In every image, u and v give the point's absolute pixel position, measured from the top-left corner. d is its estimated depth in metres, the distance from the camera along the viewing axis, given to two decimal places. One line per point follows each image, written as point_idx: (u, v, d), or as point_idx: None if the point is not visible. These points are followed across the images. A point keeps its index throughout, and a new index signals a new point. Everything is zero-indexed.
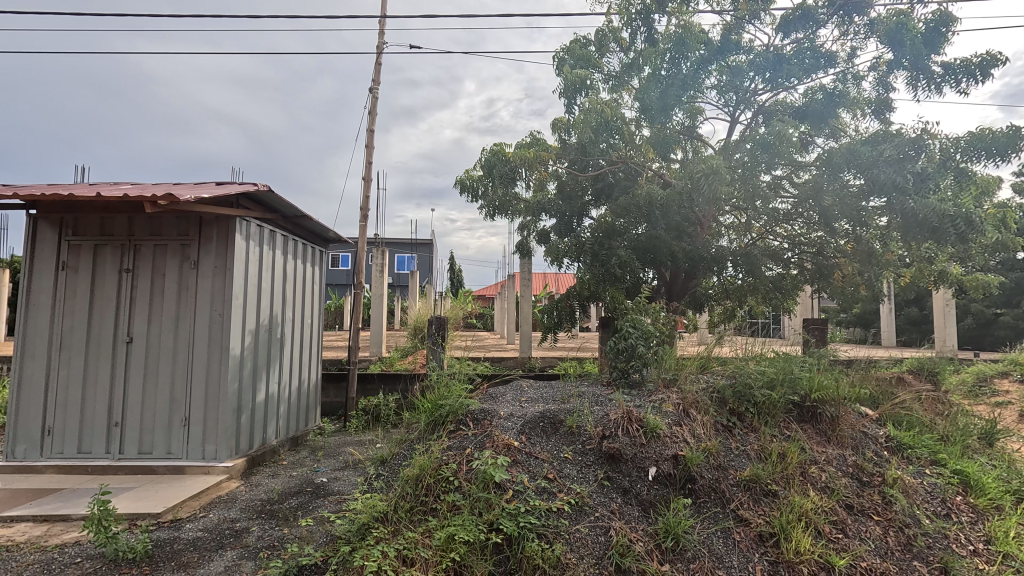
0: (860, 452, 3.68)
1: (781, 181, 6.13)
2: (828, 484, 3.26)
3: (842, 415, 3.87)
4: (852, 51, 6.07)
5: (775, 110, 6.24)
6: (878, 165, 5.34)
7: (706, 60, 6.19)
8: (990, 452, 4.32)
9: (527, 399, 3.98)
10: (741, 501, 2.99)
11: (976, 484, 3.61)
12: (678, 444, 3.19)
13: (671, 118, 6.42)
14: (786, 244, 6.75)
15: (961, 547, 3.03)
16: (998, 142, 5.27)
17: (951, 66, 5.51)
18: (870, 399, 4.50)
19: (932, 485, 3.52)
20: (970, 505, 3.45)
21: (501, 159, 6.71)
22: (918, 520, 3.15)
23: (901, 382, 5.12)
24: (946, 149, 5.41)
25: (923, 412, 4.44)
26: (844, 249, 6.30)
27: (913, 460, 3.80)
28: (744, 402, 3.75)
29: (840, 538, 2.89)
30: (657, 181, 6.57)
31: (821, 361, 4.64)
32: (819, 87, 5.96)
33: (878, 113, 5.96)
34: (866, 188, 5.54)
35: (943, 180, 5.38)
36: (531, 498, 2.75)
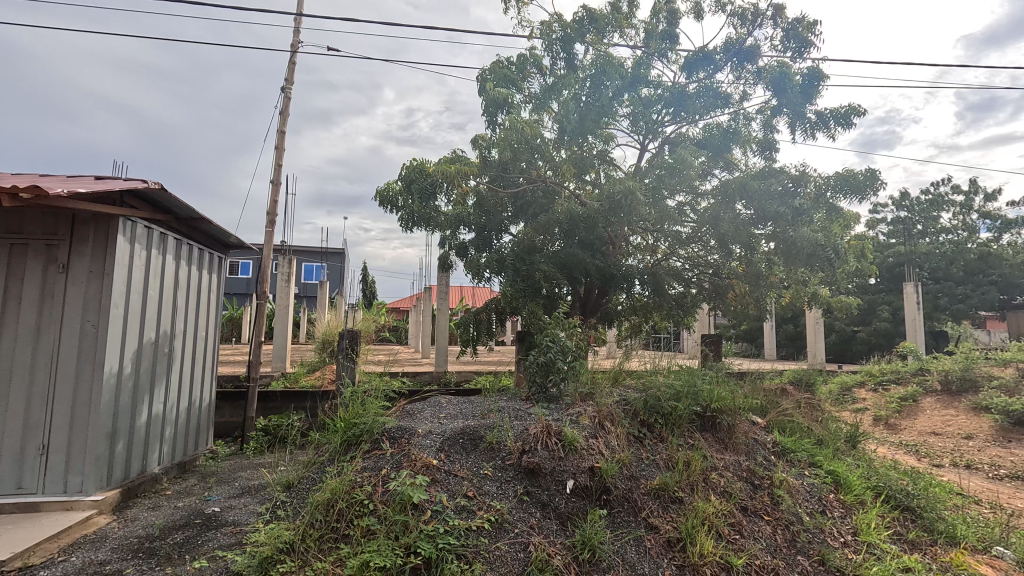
0: (752, 458, 4.02)
1: (684, 207, 6.63)
2: (725, 489, 3.51)
3: (736, 424, 4.20)
4: (744, 95, 6.79)
5: (680, 141, 6.76)
6: (765, 197, 5.95)
7: (620, 90, 6.58)
8: (854, 453, 4.93)
9: (446, 416, 3.90)
10: (651, 509, 3.13)
11: (845, 482, 4.07)
12: (594, 456, 3.28)
13: (587, 142, 6.74)
14: (687, 265, 7.23)
15: (835, 540, 3.39)
16: (859, 184, 6.09)
17: (822, 114, 6.33)
18: (760, 409, 4.95)
19: (810, 485, 3.92)
20: (840, 501, 3.88)
21: (421, 172, 6.61)
22: (800, 517, 3.49)
23: (784, 392, 5.69)
24: (819, 185, 6.17)
25: (803, 419, 4.96)
26: (737, 271, 6.87)
27: (795, 463, 4.23)
28: (654, 415, 3.95)
29: (737, 539, 3.12)
30: (574, 201, 6.84)
31: (718, 374, 5.05)
32: (717, 124, 6.57)
33: (765, 152, 6.67)
34: (754, 217, 6.15)
35: (816, 214, 6.15)
36: (450, 517, 2.69)
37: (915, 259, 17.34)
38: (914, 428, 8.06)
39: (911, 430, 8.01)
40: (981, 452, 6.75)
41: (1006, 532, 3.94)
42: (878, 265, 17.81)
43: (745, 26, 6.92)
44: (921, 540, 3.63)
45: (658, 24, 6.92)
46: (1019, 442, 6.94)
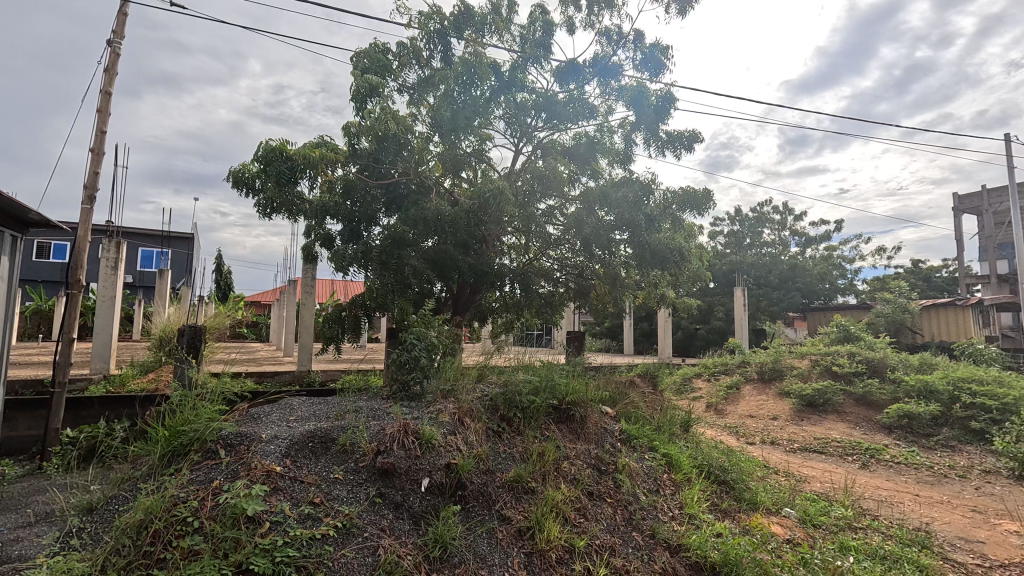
0: (600, 445, 4.35)
1: (553, 210, 6.94)
2: (574, 476, 3.76)
3: (588, 414, 4.53)
4: (608, 109, 7.32)
5: (551, 146, 7.07)
6: (623, 205, 6.49)
7: (496, 91, 6.71)
8: (686, 436, 5.60)
9: (296, 418, 3.64)
10: (504, 501, 3.23)
11: (676, 462, 4.60)
12: (452, 452, 3.30)
13: (461, 140, 6.78)
14: (556, 265, 7.59)
15: (665, 514, 3.80)
16: (698, 199, 6.91)
17: (672, 134, 7.07)
18: (611, 400, 5.40)
19: (648, 467, 4.37)
20: (671, 479, 4.37)
21: (281, 155, 6.08)
22: (638, 497, 3.85)
23: (633, 384, 6.27)
24: (666, 199, 6.89)
25: (646, 408, 5.51)
26: (598, 273, 7.38)
27: (637, 448, 4.67)
28: (513, 408, 4.09)
29: (581, 522, 3.35)
30: (447, 198, 6.84)
31: (575, 369, 5.42)
32: (584, 134, 7.01)
33: (625, 164, 7.27)
34: (614, 223, 6.64)
35: (664, 224, 6.84)
36: (291, 527, 2.51)
37: (743, 267, 20.29)
38: (736, 412, 9.43)
39: (734, 414, 9.35)
40: (782, 430, 8.11)
41: (793, 495, 4.76)
42: (715, 272, 20.53)
43: (610, 46, 7.46)
44: (731, 508, 4.23)
45: (534, 31, 7.18)
46: (808, 420, 8.47)
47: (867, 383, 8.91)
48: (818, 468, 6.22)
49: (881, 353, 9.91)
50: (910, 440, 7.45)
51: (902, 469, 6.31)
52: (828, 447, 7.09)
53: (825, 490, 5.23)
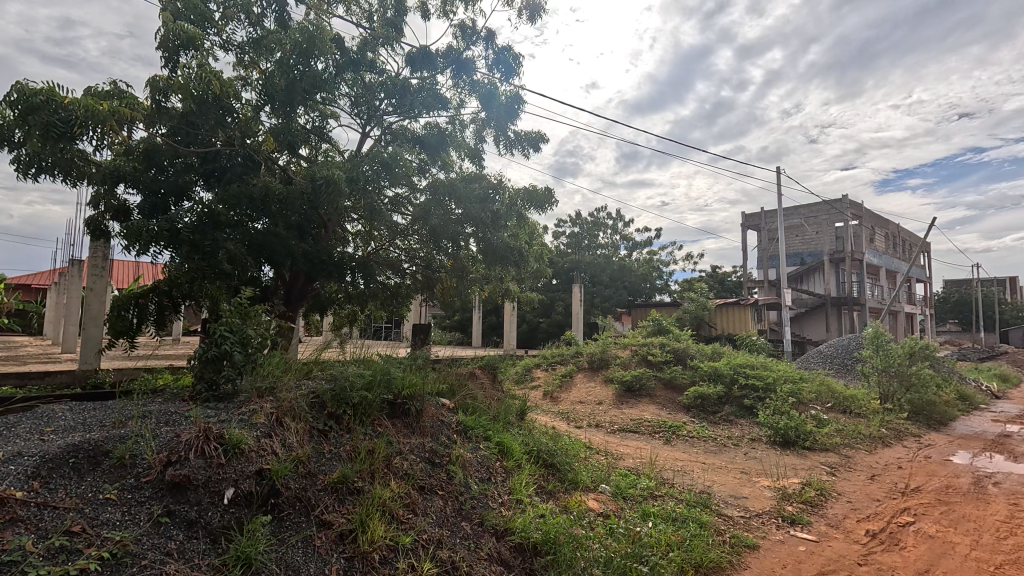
0: (436, 438, 4.32)
1: (400, 199, 6.66)
2: (405, 471, 3.66)
3: (424, 408, 4.47)
4: (460, 102, 7.29)
5: (401, 132, 6.78)
6: (469, 200, 6.50)
7: (340, 67, 6.24)
8: (521, 424, 5.87)
9: (56, 430, 2.95)
10: (325, 505, 3.00)
11: (509, 450, 4.77)
12: (264, 457, 2.97)
13: (297, 113, 6.16)
14: (403, 256, 7.35)
15: (495, 501, 3.90)
16: (541, 199, 7.26)
17: (519, 135, 7.31)
18: (450, 391, 5.44)
19: (481, 456, 4.45)
20: (503, 466, 4.52)
21: (50, 103, 4.86)
22: (469, 487, 3.90)
23: (473, 375, 6.38)
24: (511, 196, 7.10)
25: (484, 399, 5.66)
26: (445, 266, 7.30)
27: (473, 438, 4.75)
28: (342, 405, 3.84)
29: (409, 518, 3.27)
30: (279, 176, 6.20)
31: (413, 363, 5.37)
32: (435, 124, 6.88)
33: (474, 159, 7.32)
34: (461, 217, 6.57)
35: (509, 221, 7.03)
36: (32, 567, 1.99)
37: (581, 266, 22.16)
38: (568, 399, 10.24)
39: (566, 400, 10.15)
40: (606, 413, 9.03)
41: (609, 472, 5.29)
42: (557, 269, 22.16)
43: (464, 39, 7.45)
44: (556, 489, 4.53)
45: (385, 10, 6.86)
46: (627, 403, 9.56)
47: (673, 369, 10.36)
48: (631, 445, 7.04)
49: (685, 344, 11.62)
50: (702, 417, 8.86)
51: (695, 442, 7.46)
52: (640, 427, 8.07)
53: (635, 465, 5.92)
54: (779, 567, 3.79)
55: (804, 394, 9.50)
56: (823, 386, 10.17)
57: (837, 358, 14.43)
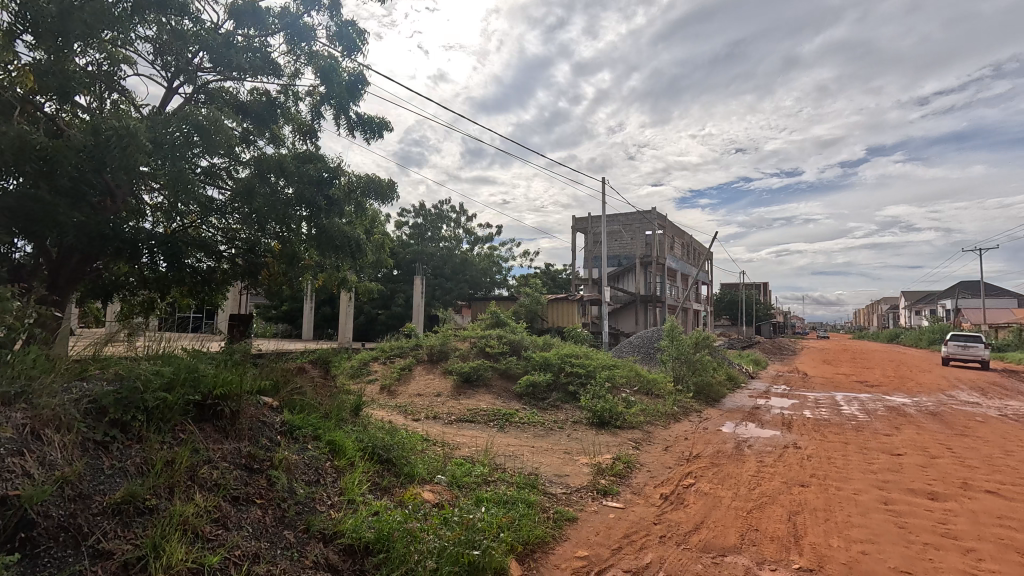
0: (255, 442, 3.86)
1: (218, 169, 5.73)
2: (215, 482, 3.21)
3: (242, 408, 3.97)
4: (295, 71, 6.57)
5: (219, 94, 5.83)
6: (302, 180, 5.91)
7: (141, 4, 5.16)
8: (355, 420, 5.58)
9: None
10: (102, 533, 2.48)
11: (340, 448, 4.49)
12: (11, 481, 2.36)
13: (74, 50, 4.90)
14: (219, 237, 6.25)
15: (322, 504, 3.62)
16: (383, 187, 6.88)
17: (362, 117, 6.70)
18: (273, 388, 4.94)
19: (309, 457, 4.11)
20: (334, 467, 4.23)
21: None
22: (294, 492, 3.56)
23: (302, 370, 5.86)
24: (349, 182, 6.60)
25: (314, 395, 5.25)
26: (273, 250, 6.37)
27: (300, 438, 4.35)
28: (131, 411, 3.20)
29: (219, 533, 2.88)
30: (45, 127, 4.95)
31: (226, 360, 4.78)
32: (264, 91, 6.10)
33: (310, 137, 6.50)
34: (291, 197, 5.91)
35: (347, 207, 6.57)
36: None
37: (423, 258, 21.99)
38: (406, 392, 10.10)
39: (404, 394, 9.98)
40: (443, 404, 9.11)
41: (445, 462, 5.34)
42: (399, 259, 21.67)
43: (302, 4, 6.78)
44: (390, 485, 4.41)
45: None
46: (464, 394, 9.78)
47: (508, 360, 10.90)
48: (467, 435, 7.22)
49: (519, 336, 12.30)
50: (532, 404, 9.48)
51: (525, 427, 7.95)
52: (476, 416, 8.32)
53: (470, 453, 6.08)
54: (593, 534, 4.25)
55: (617, 380, 10.80)
56: (632, 372, 11.68)
57: (643, 347, 16.70)
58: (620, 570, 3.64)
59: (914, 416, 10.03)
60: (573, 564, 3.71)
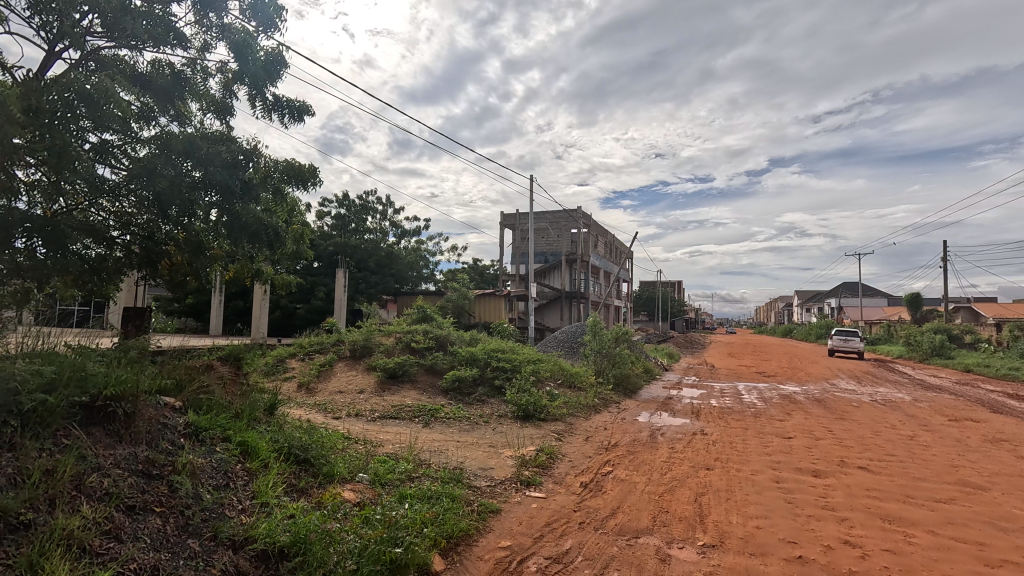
0: (154, 446, 3.53)
1: (110, 146, 5.15)
2: (106, 491, 2.93)
3: (138, 410, 3.63)
4: (204, 45, 6.01)
5: (113, 62, 5.23)
6: (212, 162, 5.42)
7: None
8: (269, 420, 5.29)
9: None
10: None
11: (253, 450, 4.24)
12: None
13: None
14: (111, 222, 5.62)
15: (232, 509, 3.40)
16: (303, 174, 6.47)
17: (280, 99, 6.23)
18: (175, 388, 4.57)
19: (217, 461, 3.83)
20: (245, 469, 3.98)
21: None
22: (200, 498, 3.31)
23: (209, 368, 5.45)
24: (265, 167, 6.17)
25: (223, 395, 4.90)
26: (176, 238, 5.82)
27: (206, 441, 4.05)
28: (2, 416, 2.83)
29: (110, 547, 2.63)
30: None
31: (119, 359, 4.33)
32: (167, 64, 5.54)
33: (220, 115, 5.83)
34: (199, 181, 5.44)
35: (263, 194, 6.12)
36: None
37: (347, 250, 21.17)
38: (326, 389, 9.71)
39: (324, 391, 9.58)
40: (366, 401, 8.86)
41: (367, 460, 5.20)
42: (320, 251, 20.71)
43: None
44: (308, 486, 4.23)
45: None
46: (389, 391, 9.57)
47: (434, 356, 10.79)
48: (391, 431, 7.08)
49: (446, 331, 12.22)
50: (458, 399, 9.47)
51: (451, 423, 7.94)
52: (401, 413, 8.18)
53: (394, 450, 5.98)
54: (516, 524, 4.34)
55: (542, 374, 11.05)
56: (556, 366, 12.01)
57: (567, 342, 17.20)
58: (542, 557, 3.76)
59: (802, 402, 11.18)
60: (496, 555, 3.78)
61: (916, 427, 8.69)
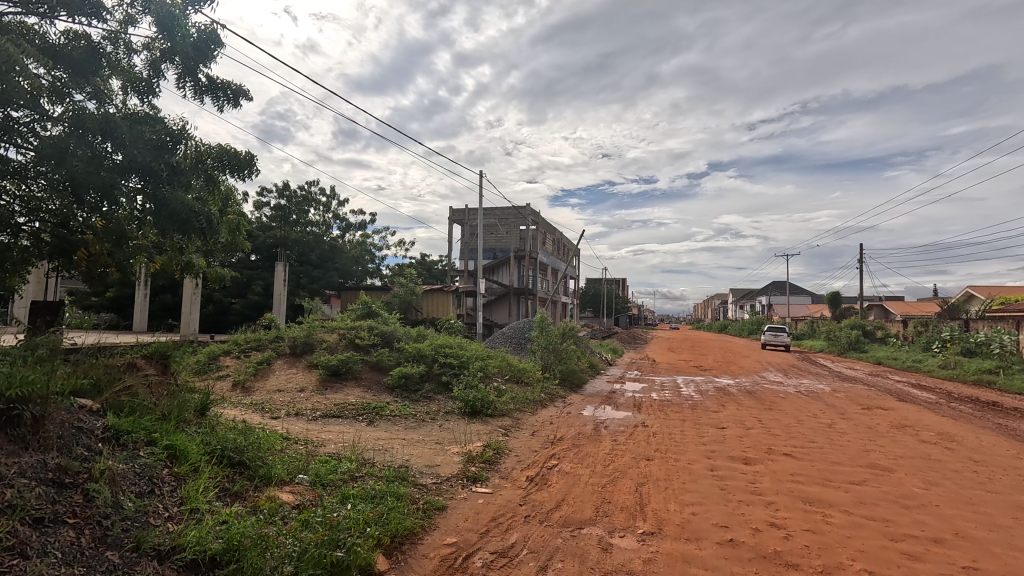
0: (66, 452, 3.25)
1: (15, 124, 4.66)
2: (9, 504, 2.66)
3: (48, 414, 3.34)
4: (127, 18, 5.53)
5: (19, 31, 4.73)
6: (136, 144, 5.02)
7: None
8: (200, 421, 4.98)
9: None
10: None
11: (181, 453, 3.98)
12: None
13: None
14: (16, 206, 5.08)
15: (157, 518, 3.18)
16: (239, 161, 6.12)
17: (213, 81, 5.85)
18: (92, 389, 4.22)
19: (140, 466, 3.57)
20: (172, 474, 3.73)
21: None
22: (120, 507, 3.07)
23: (132, 367, 5.06)
24: (196, 152, 5.79)
25: (148, 395, 4.58)
26: (93, 226, 5.35)
27: (128, 445, 3.77)
28: None
29: (13, 564, 2.40)
30: None
31: (25, 358, 3.94)
32: (83, 36, 5.05)
33: (145, 95, 5.41)
34: (120, 164, 5.03)
35: (194, 180, 5.73)
36: None
37: (287, 243, 20.27)
38: (264, 388, 9.27)
39: (261, 390, 9.15)
40: (307, 400, 8.55)
41: (308, 461, 5.02)
42: (258, 243, 19.72)
43: None
44: (243, 489, 4.02)
45: None
46: (331, 389, 9.27)
47: (380, 352, 10.56)
48: (333, 431, 6.86)
49: (392, 327, 11.99)
50: (404, 396, 9.32)
51: (396, 420, 7.81)
52: (344, 411, 7.96)
53: (336, 450, 5.80)
54: (461, 520, 4.33)
55: (490, 369, 11.07)
56: (504, 362, 12.07)
57: (514, 338, 17.31)
58: (487, 552, 3.77)
59: (735, 394, 11.82)
60: (441, 552, 3.75)
61: (834, 415, 9.42)
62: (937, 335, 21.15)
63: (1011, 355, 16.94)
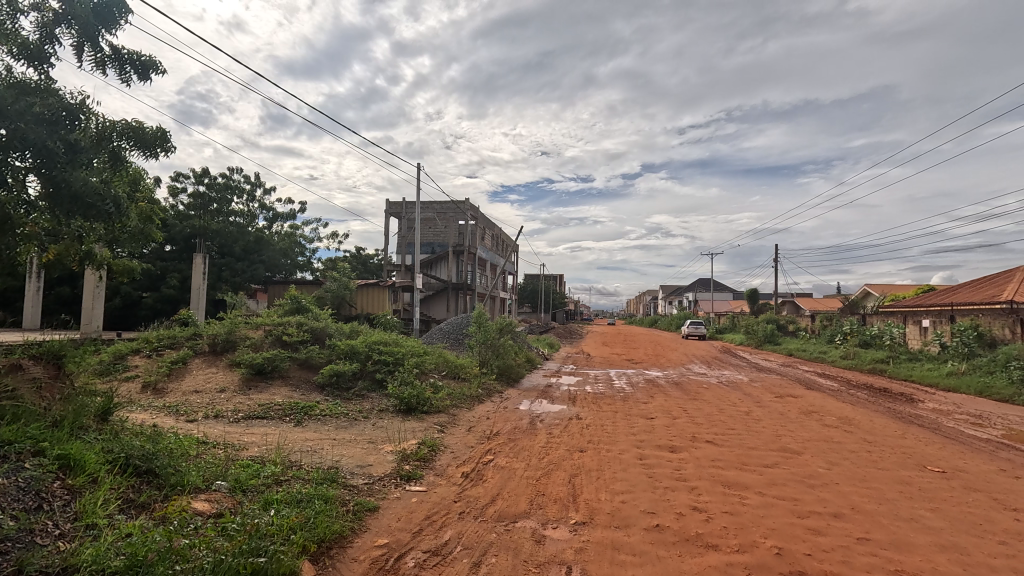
0: None
1: None
2: None
3: None
4: None
5: None
6: (22, 119, 4.45)
7: None
8: (100, 427, 4.53)
9: None
10: None
11: (77, 463, 3.59)
12: None
13: None
14: None
15: (45, 537, 2.85)
16: (147, 139, 5.60)
17: (118, 50, 5.30)
18: None
19: (25, 479, 3.18)
20: (65, 487, 3.36)
21: None
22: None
23: (17, 369, 4.52)
24: (98, 127, 5.20)
25: (35, 400, 4.10)
26: None
27: (9, 456, 3.34)
28: None
29: None
30: None
31: None
32: None
33: (35, 63, 4.78)
34: (3, 140, 4.41)
35: (95, 160, 5.15)
36: None
37: (207, 233, 18.90)
38: (179, 389, 8.62)
39: (176, 391, 8.49)
40: (228, 401, 8.03)
41: (226, 466, 4.70)
42: (172, 232, 18.23)
43: None
44: (149, 500, 3.69)
45: None
46: (255, 389, 8.76)
47: (309, 349, 10.09)
48: (256, 432, 6.51)
49: (323, 323, 11.51)
50: (335, 395, 8.97)
51: (327, 420, 7.50)
52: (269, 411, 7.54)
53: (259, 453, 5.48)
54: (394, 521, 4.23)
55: (426, 366, 10.90)
56: (440, 358, 11.92)
57: (452, 333, 17.18)
58: (420, 552, 3.70)
59: (663, 386, 12.39)
60: (371, 554, 3.64)
61: (750, 403, 10.12)
62: (839, 329, 23.28)
63: (899, 346, 18.95)
